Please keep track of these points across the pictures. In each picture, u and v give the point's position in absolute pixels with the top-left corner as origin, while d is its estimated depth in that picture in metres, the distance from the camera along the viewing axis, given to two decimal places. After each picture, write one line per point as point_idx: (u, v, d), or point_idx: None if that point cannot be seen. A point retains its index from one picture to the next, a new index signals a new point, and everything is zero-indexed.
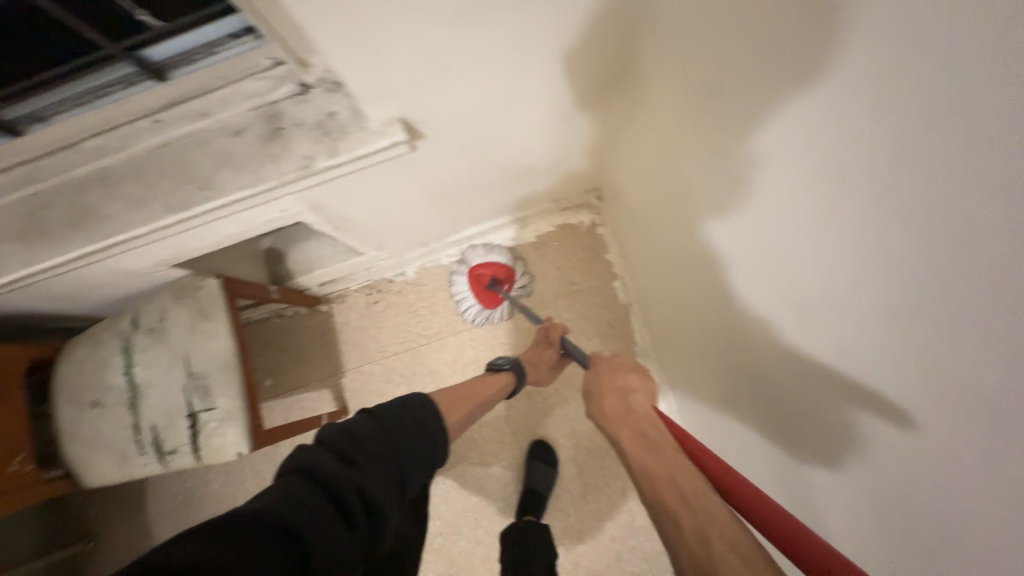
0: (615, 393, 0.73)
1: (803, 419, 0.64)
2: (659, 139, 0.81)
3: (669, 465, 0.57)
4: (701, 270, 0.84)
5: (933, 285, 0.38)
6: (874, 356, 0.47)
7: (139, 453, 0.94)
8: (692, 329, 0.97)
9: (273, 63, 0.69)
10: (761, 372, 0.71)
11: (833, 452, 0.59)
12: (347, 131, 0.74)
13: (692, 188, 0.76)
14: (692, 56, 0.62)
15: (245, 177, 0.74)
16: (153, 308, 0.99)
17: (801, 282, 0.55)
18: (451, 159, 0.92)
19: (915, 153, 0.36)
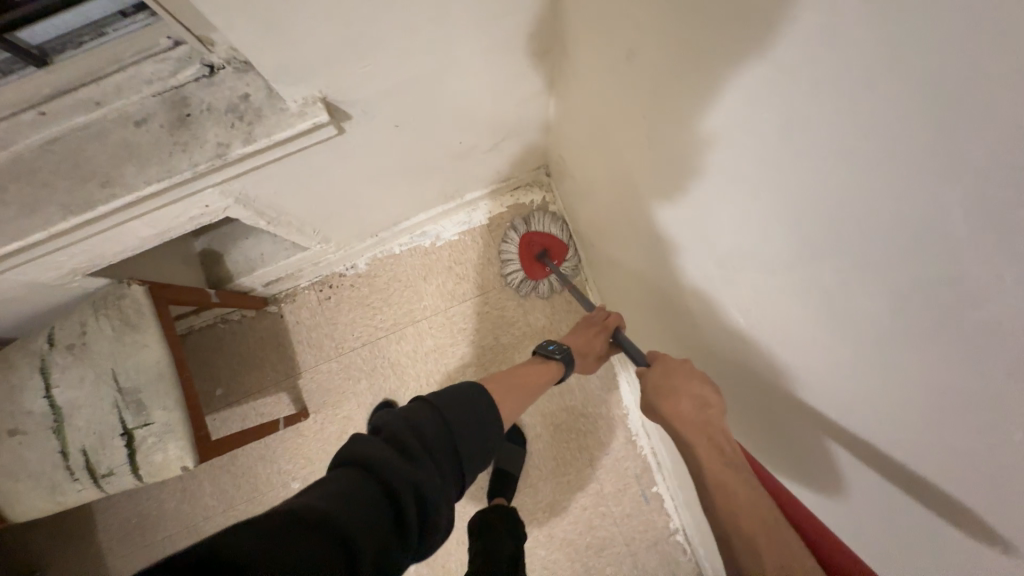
0: (694, 400, 0.64)
1: (741, 371, 0.67)
2: (599, 111, 0.80)
3: (754, 500, 0.53)
4: (645, 238, 0.85)
5: (836, 231, 0.39)
6: (795, 304, 0.49)
7: (70, 480, 0.87)
8: (645, 299, 0.98)
9: (174, 43, 0.65)
10: (703, 331, 0.74)
11: (769, 398, 0.62)
12: (263, 114, 0.69)
13: (628, 158, 0.76)
14: (618, 22, 0.61)
15: (151, 171, 0.68)
16: (71, 323, 0.90)
17: (736, 245, 0.56)
18: (386, 141, 0.88)
19: (811, 103, 0.37)
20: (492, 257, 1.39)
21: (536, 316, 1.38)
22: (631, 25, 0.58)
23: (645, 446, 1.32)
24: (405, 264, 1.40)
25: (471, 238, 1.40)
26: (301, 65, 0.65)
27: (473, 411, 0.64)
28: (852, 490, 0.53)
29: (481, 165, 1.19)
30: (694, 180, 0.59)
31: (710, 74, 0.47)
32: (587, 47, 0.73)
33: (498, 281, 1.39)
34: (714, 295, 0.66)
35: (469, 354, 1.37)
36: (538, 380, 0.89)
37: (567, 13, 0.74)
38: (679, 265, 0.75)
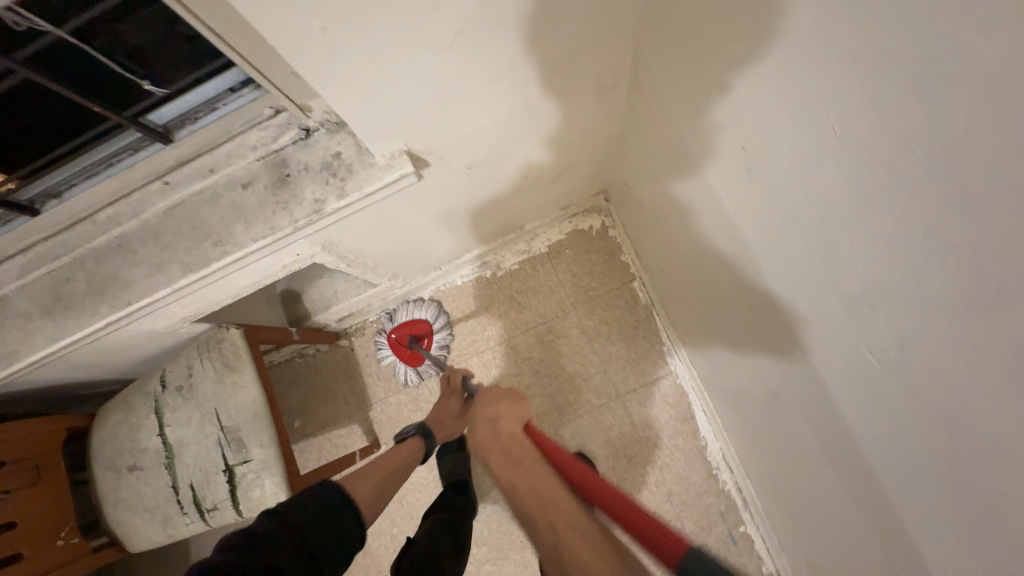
0: (485, 422, 0.73)
1: (850, 406, 0.61)
2: (670, 138, 0.78)
3: (528, 474, 0.59)
4: (720, 262, 0.82)
5: (980, 261, 0.35)
6: (922, 335, 0.44)
7: (181, 513, 0.93)
8: (722, 326, 0.93)
9: (274, 111, 0.72)
10: (800, 359, 0.69)
11: (897, 446, 0.55)
12: (353, 169, 0.73)
13: (703, 181, 0.74)
14: (698, 52, 0.60)
15: (256, 228, 0.74)
16: (179, 366, 0.99)
17: (844, 278, 0.52)
18: (458, 182, 0.91)
19: (939, 130, 0.34)
20: (554, 284, 1.39)
21: (600, 343, 1.35)
22: (711, 52, 0.57)
23: (729, 482, 1.23)
24: (468, 295, 1.42)
25: (532, 267, 1.40)
26: (390, 121, 0.68)
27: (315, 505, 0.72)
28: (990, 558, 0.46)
29: (541, 196, 1.19)
30: (786, 202, 0.56)
31: (811, 97, 0.45)
32: (658, 74, 0.73)
33: (561, 309, 1.39)
34: (811, 324, 0.62)
35: (534, 384, 1.36)
36: (392, 463, 0.92)
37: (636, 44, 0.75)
38: (761, 291, 0.71)
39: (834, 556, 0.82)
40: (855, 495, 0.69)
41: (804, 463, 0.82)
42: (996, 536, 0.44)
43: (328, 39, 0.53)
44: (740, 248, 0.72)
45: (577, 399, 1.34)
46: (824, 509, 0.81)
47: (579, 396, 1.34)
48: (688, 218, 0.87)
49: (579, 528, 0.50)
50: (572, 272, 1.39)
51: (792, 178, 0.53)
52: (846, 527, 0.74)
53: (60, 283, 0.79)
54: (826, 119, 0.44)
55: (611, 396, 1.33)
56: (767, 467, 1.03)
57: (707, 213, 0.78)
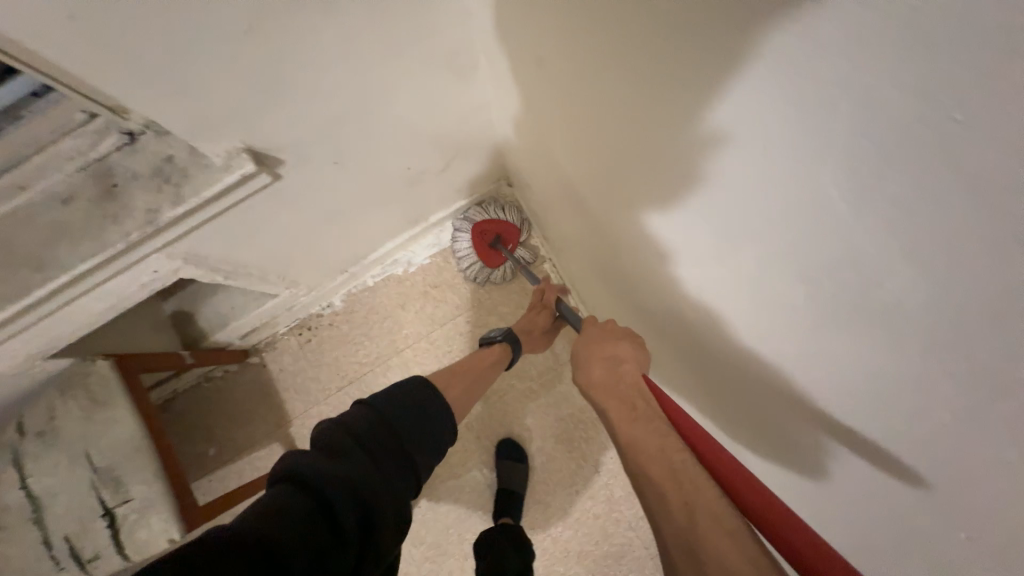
0: (605, 362, 0.72)
1: (724, 380, 0.62)
2: (561, 124, 0.73)
3: (660, 439, 0.57)
4: (610, 244, 0.83)
5: (813, 219, 0.35)
6: (773, 304, 0.45)
7: (57, 570, 0.84)
8: (623, 308, 0.94)
9: (89, 115, 0.63)
10: (682, 340, 0.70)
11: (751, 401, 0.58)
12: (189, 173, 0.68)
13: (587, 170, 0.73)
14: (578, 33, 0.53)
15: (83, 248, 0.66)
16: (39, 409, 0.89)
17: (733, 273, 0.49)
18: (330, 179, 0.88)
19: (760, 83, 0.33)
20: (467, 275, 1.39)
21: None
22: (591, 32, 0.50)
23: None
24: (382, 295, 1.38)
25: (444, 260, 1.39)
26: (213, 117, 0.64)
27: (414, 408, 0.61)
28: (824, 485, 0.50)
29: (437, 188, 1.17)
30: (651, 185, 0.56)
31: (651, 72, 0.44)
32: (530, 64, 0.70)
33: (477, 298, 1.38)
34: (688, 302, 0.62)
35: None
36: (485, 363, 0.93)
37: (506, 38, 0.73)
38: (649, 273, 0.71)
39: None
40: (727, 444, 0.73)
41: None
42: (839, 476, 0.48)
43: (87, 25, 0.48)
44: (633, 234, 0.69)
45: (501, 386, 1.35)
46: None
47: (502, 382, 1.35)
48: (585, 204, 0.85)
49: (726, 524, 0.47)
50: None
51: (652, 160, 0.52)
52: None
53: None
54: (667, 97, 0.43)
55: (534, 378, 1.35)
56: None
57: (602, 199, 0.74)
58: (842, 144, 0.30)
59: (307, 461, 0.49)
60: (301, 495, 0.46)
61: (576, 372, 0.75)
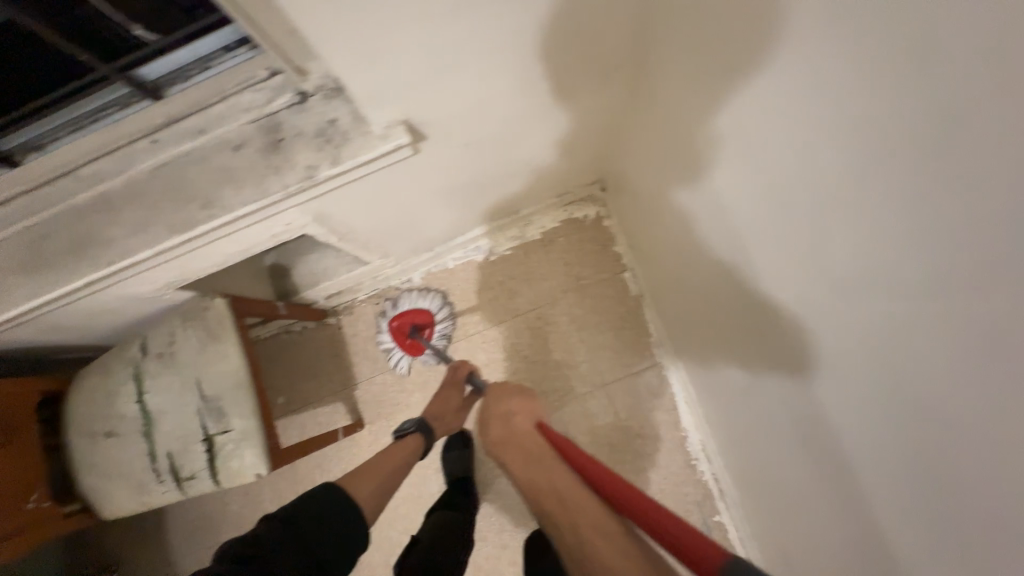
0: (499, 419, 0.78)
1: (841, 408, 0.61)
2: (666, 127, 0.81)
3: (546, 472, 0.62)
4: (714, 261, 0.82)
5: (914, 220, 0.41)
6: (923, 335, 0.45)
7: (157, 481, 0.91)
8: (706, 313, 0.96)
9: (270, 73, 0.70)
10: (789, 363, 0.69)
11: (841, 409, 0.61)
12: (349, 137, 0.71)
13: (706, 186, 0.75)
14: (696, 50, 0.63)
15: (246, 192, 0.71)
16: (161, 332, 0.96)
17: (824, 268, 0.55)
18: (456, 158, 0.90)
19: (867, 97, 0.41)
20: (545, 273, 1.40)
21: (589, 332, 1.36)
22: (706, 49, 0.60)
23: (706, 472, 1.27)
24: (460, 278, 1.41)
25: (524, 253, 1.40)
26: (387, 87, 0.66)
27: (319, 512, 0.72)
28: (918, 485, 0.53)
29: (538, 181, 1.18)
30: (790, 203, 0.57)
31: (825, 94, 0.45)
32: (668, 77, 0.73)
33: (552, 296, 1.39)
34: (806, 326, 0.62)
35: (520, 369, 1.37)
36: (397, 458, 0.89)
37: (654, 50, 0.75)
38: (758, 295, 0.71)
39: (811, 550, 0.84)
40: (830, 484, 0.70)
41: (778, 452, 0.85)
42: (930, 474, 0.50)
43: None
44: (728, 236, 0.74)
45: (562, 387, 1.35)
46: (798, 502, 0.83)
47: (565, 383, 1.35)
48: (676, 205, 0.90)
49: (606, 530, 0.52)
50: (563, 261, 1.39)
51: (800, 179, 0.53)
52: (817, 514, 0.77)
53: (38, 239, 0.75)
54: (780, 110, 0.52)
55: (597, 384, 1.35)
56: (741, 455, 1.06)
57: (697, 201, 0.80)
58: (949, 140, 0.35)
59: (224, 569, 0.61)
60: None
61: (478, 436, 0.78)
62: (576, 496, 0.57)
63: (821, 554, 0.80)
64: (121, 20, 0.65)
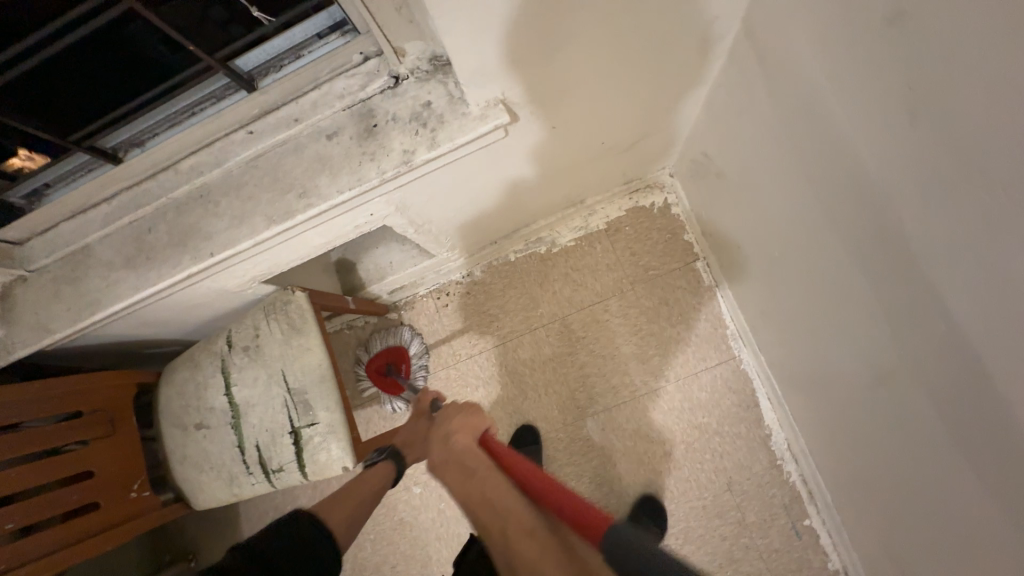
0: (438, 438, 0.73)
1: (1014, 408, 0.53)
2: (765, 101, 0.78)
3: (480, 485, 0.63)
4: (829, 240, 0.76)
5: None
6: None
7: (247, 473, 0.92)
8: (807, 298, 0.90)
9: (365, 58, 0.68)
10: (938, 355, 0.62)
11: (998, 396, 0.55)
12: (445, 119, 0.68)
13: (829, 160, 0.68)
14: (809, 15, 0.61)
15: (342, 180, 0.70)
16: (245, 326, 0.97)
17: (980, 231, 0.50)
18: (540, 142, 0.87)
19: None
20: (611, 263, 1.34)
21: (659, 324, 1.31)
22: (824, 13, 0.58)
23: (793, 473, 1.19)
24: (522, 270, 1.38)
25: (588, 244, 1.36)
26: (490, 63, 0.63)
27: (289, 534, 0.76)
28: None
29: (610, 167, 1.14)
30: (959, 170, 0.50)
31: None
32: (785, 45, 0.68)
33: (618, 287, 1.34)
34: (947, 300, 0.58)
35: (587, 364, 1.32)
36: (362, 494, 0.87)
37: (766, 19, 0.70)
38: (898, 278, 0.64)
39: (952, 562, 0.75)
40: (989, 489, 0.62)
41: (906, 454, 0.77)
42: None
43: None
44: (845, 211, 0.69)
45: (632, 382, 1.30)
46: (933, 507, 0.75)
47: (635, 378, 1.30)
48: (777, 183, 0.84)
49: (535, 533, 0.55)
50: (630, 251, 1.34)
51: (978, 141, 0.47)
52: (966, 523, 0.69)
53: (142, 234, 0.77)
54: (922, 65, 0.49)
55: (669, 378, 1.29)
56: (842, 452, 0.99)
57: (806, 176, 0.75)
58: None
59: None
60: None
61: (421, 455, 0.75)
62: (499, 498, 0.61)
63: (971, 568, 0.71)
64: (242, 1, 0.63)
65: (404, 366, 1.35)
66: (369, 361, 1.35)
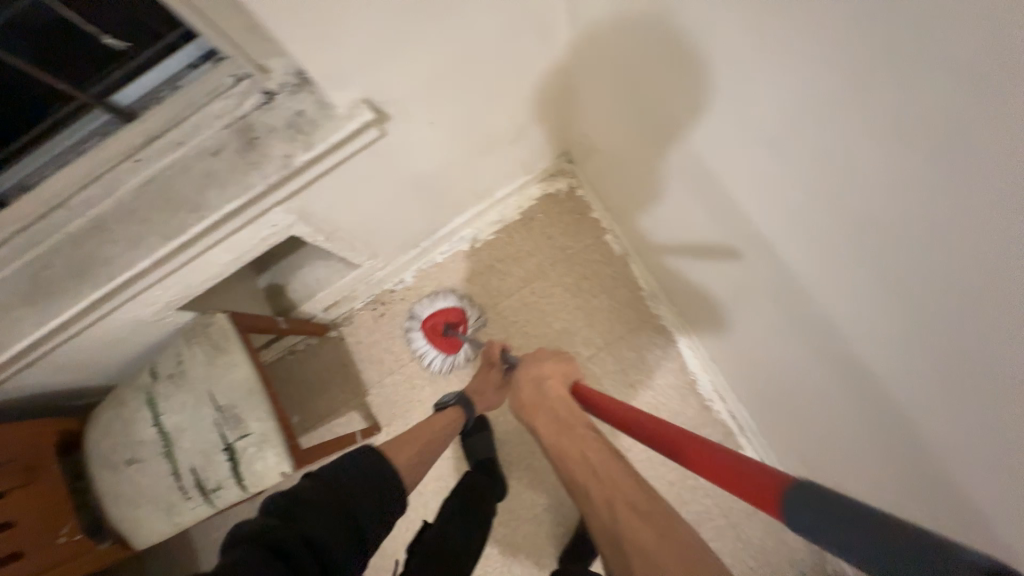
0: (531, 382, 0.93)
1: (858, 340, 0.63)
2: (623, 102, 0.89)
3: (580, 446, 0.78)
4: (693, 212, 0.88)
5: (837, 126, 0.48)
6: (876, 228, 0.50)
7: (185, 498, 0.93)
8: (684, 250, 1.03)
9: (236, 79, 0.75)
10: (804, 310, 0.72)
11: (836, 319, 0.65)
12: (318, 124, 0.76)
13: (687, 155, 0.78)
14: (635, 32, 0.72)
15: (230, 190, 0.76)
16: (169, 354, 0.99)
17: (780, 192, 0.61)
18: (424, 139, 0.95)
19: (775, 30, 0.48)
20: (532, 249, 1.44)
21: (583, 297, 1.40)
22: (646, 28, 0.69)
23: (723, 411, 1.29)
24: (450, 270, 1.45)
25: (508, 235, 1.45)
26: (345, 66, 0.72)
27: (362, 476, 0.73)
28: (919, 375, 0.56)
29: (508, 159, 1.25)
30: (802, 174, 0.56)
31: (804, 51, 0.47)
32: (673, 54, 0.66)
33: (541, 269, 1.43)
34: (781, 250, 0.68)
35: (524, 345, 1.40)
36: (438, 426, 0.98)
37: (653, 27, 0.68)
38: (817, 271, 0.63)
39: (844, 473, 0.86)
40: (855, 404, 0.72)
41: (796, 382, 0.87)
42: (922, 359, 0.54)
43: None
44: (698, 186, 0.81)
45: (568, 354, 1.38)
46: (823, 425, 0.86)
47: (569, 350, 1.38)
48: (646, 166, 0.97)
49: (637, 508, 0.64)
50: (547, 235, 1.44)
51: (791, 141, 0.55)
52: (849, 437, 0.79)
53: (39, 271, 0.79)
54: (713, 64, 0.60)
55: (600, 345, 1.37)
56: (744, 373, 1.11)
57: (664, 159, 0.87)
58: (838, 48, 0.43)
59: (267, 521, 0.62)
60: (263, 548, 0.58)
61: (511, 398, 0.95)
62: (608, 470, 0.71)
63: (859, 473, 0.82)
64: (93, 32, 0.71)
65: (460, 327, 1.35)
66: (427, 316, 1.34)
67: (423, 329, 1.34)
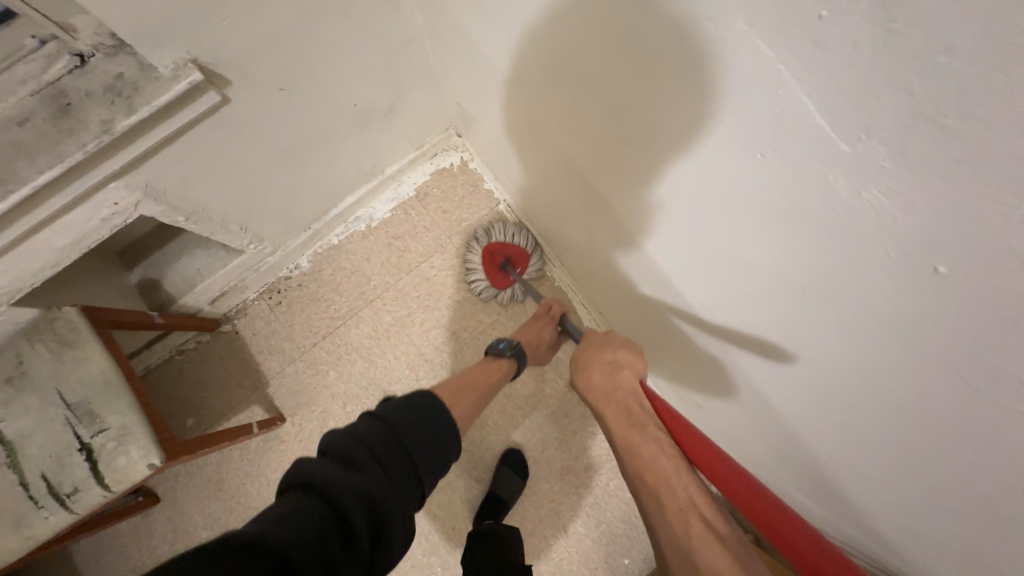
0: (603, 367, 0.87)
1: (778, 366, 0.72)
2: (556, 136, 0.90)
3: (653, 450, 0.73)
4: (622, 233, 0.93)
5: (792, 207, 0.51)
6: (816, 298, 0.56)
7: (36, 508, 0.85)
8: (593, 243, 1.10)
9: (40, 41, 0.68)
10: (732, 338, 0.79)
11: (762, 350, 0.73)
12: (139, 86, 0.73)
13: (623, 190, 0.81)
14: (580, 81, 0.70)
15: (41, 161, 0.71)
16: (5, 356, 0.89)
17: (727, 244, 0.66)
18: (279, 108, 0.94)
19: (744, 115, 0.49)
20: (428, 224, 1.45)
21: None
22: (591, 80, 0.68)
23: None
24: (346, 251, 1.43)
25: (405, 212, 1.45)
26: (156, 23, 0.68)
27: (428, 429, 0.67)
28: (836, 410, 0.65)
29: (390, 134, 1.25)
30: (745, 230, 0.61)
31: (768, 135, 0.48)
32: (642, 80, 0.58)
33: (439, 243, 1.45)
34: (719, 288, 0.75)
35: (428, 318, 1.41)
36: (491, 377, 0.97)
37: (597, 76, 0.66)
38: (748, 309, 0.71)
39: (743, 449, 1.03)
40: (764, 411, 0.84)
41: (704, 378, 0.99)
42: (840, 402, 0.64)
43: None
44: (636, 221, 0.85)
45: (471, 323, 1.41)
46: (720, 402, 0.99)
47: (473, 320, 1.41)
48: (569, 187, 1.00)
49: (719, 533, 0.65)
50: (442, 210, 1.46)
51: (742, 204, 0.58)
52: (749, 427, 0.94)
53: None
54: (664, 126, 0.60)
55: (502, 311, 1.42)
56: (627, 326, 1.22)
57: (596, 188, 0.90)
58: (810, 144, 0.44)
59: (320, 466, 0.56)
60: (317, 505, 0.52)
61: (579, 376, 0.89)
62: (680, 478, 0.70)
63: (751, 445, 0.98)
64: None
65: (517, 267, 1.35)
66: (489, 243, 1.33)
67: (484, 254, 1.34)
